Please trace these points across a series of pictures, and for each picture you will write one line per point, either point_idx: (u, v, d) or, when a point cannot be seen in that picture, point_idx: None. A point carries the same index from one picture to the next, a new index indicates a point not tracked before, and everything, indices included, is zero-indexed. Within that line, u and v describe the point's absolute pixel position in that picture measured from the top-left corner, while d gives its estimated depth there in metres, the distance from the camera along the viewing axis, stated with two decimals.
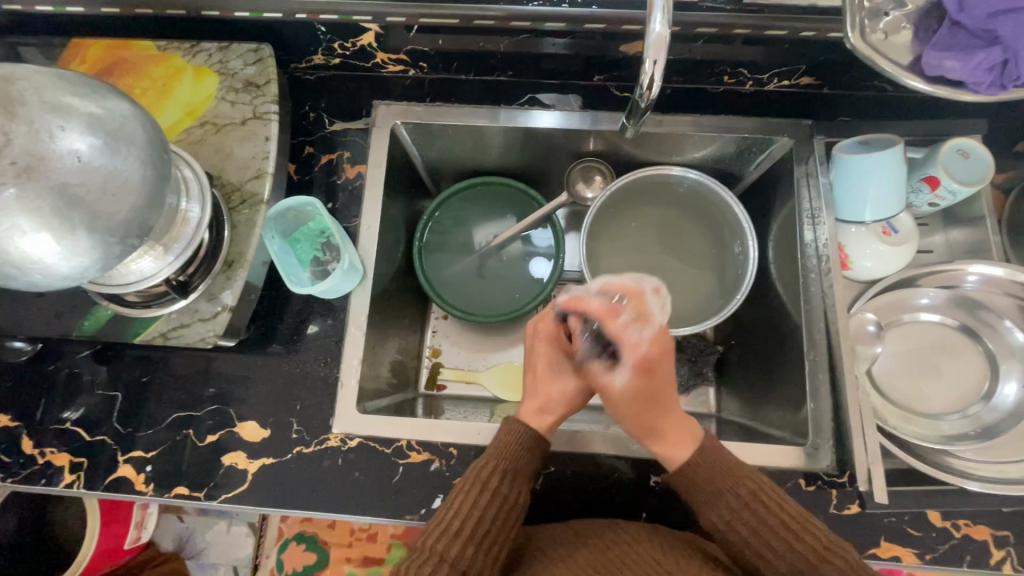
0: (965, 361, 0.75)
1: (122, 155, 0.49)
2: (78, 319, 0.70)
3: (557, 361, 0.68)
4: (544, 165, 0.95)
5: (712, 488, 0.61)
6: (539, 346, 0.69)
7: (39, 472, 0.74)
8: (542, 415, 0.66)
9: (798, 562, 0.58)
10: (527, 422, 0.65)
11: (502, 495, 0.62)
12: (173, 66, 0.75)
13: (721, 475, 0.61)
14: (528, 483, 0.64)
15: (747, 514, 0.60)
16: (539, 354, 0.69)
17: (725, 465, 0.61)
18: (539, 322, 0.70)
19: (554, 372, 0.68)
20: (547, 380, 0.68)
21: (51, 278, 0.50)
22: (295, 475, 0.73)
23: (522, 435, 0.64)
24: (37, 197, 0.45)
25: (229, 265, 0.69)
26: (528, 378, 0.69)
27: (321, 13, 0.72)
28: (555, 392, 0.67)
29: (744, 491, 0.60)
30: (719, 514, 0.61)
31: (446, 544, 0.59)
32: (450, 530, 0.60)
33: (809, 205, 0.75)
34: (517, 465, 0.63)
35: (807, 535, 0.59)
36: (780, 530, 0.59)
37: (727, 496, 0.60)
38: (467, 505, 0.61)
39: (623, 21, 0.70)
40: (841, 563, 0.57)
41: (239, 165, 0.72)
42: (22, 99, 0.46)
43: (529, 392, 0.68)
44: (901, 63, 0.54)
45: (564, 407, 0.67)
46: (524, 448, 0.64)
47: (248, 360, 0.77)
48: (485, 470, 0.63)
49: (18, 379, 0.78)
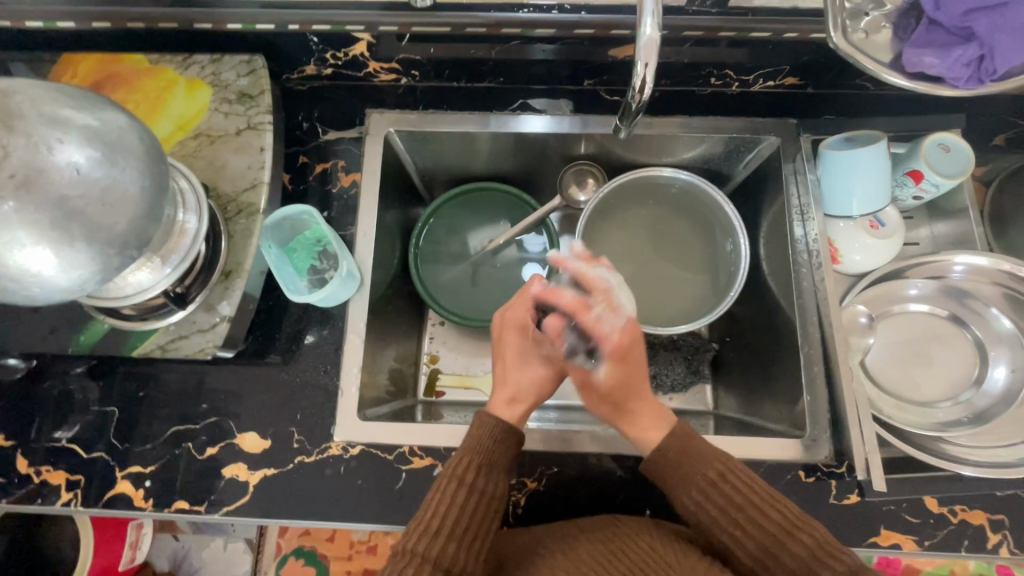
0: (955, 349, 0.77)
1: (121, 166, 0.49)
2: (73, 333, 0.69)
3: (525, 351, 0.69)
4: (537, 170, 0.96)
5: (686, 470, 0.62)
6: (508, 335, 0.69)
7: (35, 491, 0.73)
8: (513, 404, 0.67)
9: (766, 540, 0.58)
10: (499, 414, 0.66)
11: (479, 489, 0.62)
12: (166, 78, 0.75)
13: (689, 458, 0.62)
14: (504, 475, 0.64)
15: (716, 495, 0.60)
16: (509, 342, 0.69)
17: (695, 448, 0.62)
18: (507, 310, 0.70)
19: (522, 361, 0.69)
20: (515, 369, 0.68)
21: (52, 291, 0.50)
22: (298, 486, 0.73)
23: (498, 427, 0.65)
24: (37, 210, 0.45)
25: (227, 274, 0.69)
26: (498, 369, 0.70)
27: (313, 24, 0.72)
28: (524, 379, 0.68)
29: (712, 473, 0.61)
30: (689, 498, 0.61)
31: (427, 544, 0.59)
32: (430, 529, 0.60)
33: (797, 201, 0.77)
34: (492, 459, 0.63)
35: (775, 512, 0.59)
36: (747, 510, 0.59)
37: (699, 479, 0.61)
38: (445, 502, 0.61)
39: (613, 26, 0.71)
40: (809, 538, 0.58)
41: (234, 176, 0.72)
42: (21, 113, 0.46)
43: (499, 382, 0.69)
44: (882, 61, 0.56)
45: (534, 395, 0.68)
46: (496, 439, 0.64)
47: (246, 371, 0.77)
48: (461, 466, 0.63)
49: (11, 398, 0.77)
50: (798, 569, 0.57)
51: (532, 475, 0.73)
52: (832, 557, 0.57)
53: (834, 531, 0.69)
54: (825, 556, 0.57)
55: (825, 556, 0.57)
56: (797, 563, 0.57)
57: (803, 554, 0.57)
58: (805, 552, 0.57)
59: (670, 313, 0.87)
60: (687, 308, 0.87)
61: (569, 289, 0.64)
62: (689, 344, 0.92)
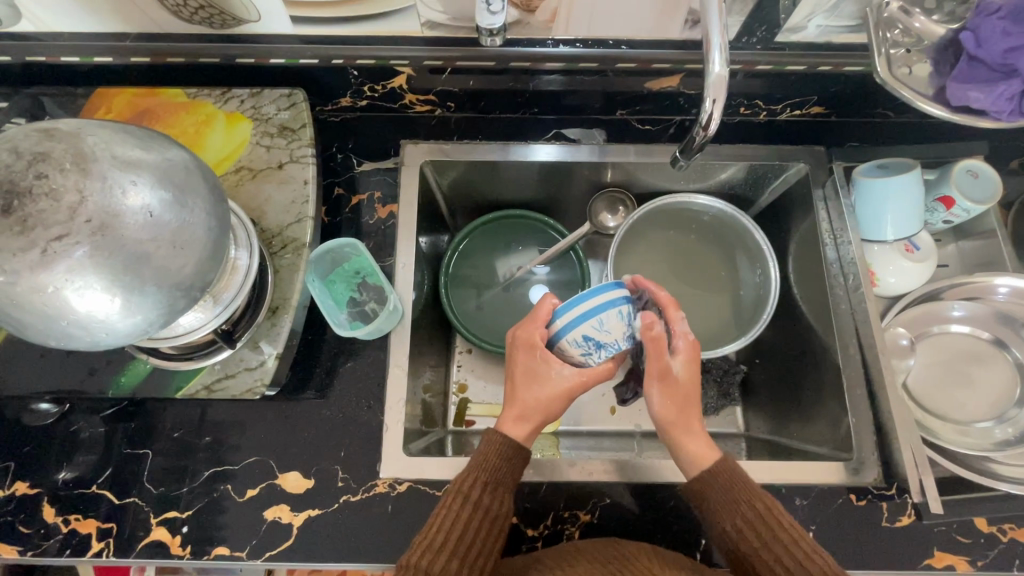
0: (996, 371, 0.78)
1: (190, 208, 0.48)
2: (112, 374, 0.67)
3: (535, 370, 0.63)
4: (566, 197, 0.97)
5: (729, 498, 0.61)
6: (517, 354, 0.64)
7: (63, 542, 0.70)
8: (519, 423, 0.64)
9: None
10: (505, 432, 0.64)
11: (483, 506, 0.61)
12: (204, 112, 0.74)
13: (736, 488, 0.61)
14: (510, 493, 0.64)
15: (761, 527, 0.59)
16: (517, 360, 0.64)
17: (742, 479, 0.62)
18: (517, 328, 0.65)
19: (531, 381, 0.64)
20: (523, 389, 0.64)
21: (115, 335, 0.48)
22: (343, 526, 0.70)
23: (500, 446, 0.64)
24: (110, 255, 0.43)
25: (273, 311, 0.68)
26: (507, 385, 0.66)
27: (358, 58, 0.72)
28: (530, 402, 0.63)
29: (759, 505, 0.60)
30: (733, 523, 0.60)
31: (430, 561, 0.58)
32: (434, 544, 0.59)
33: (828, 225, 0.80)
34: (497, 476, 0.63)
35: (817, 559, 0.57)
36: (791, 550, 0.58)
37: (745, 508, 0.60)
38: (450, 519, 0.60)
39: (654, 60, 0.73)
40: None
41: (278, 210, 0.71)
42: (94, 155, 0.45)
43: (507, 398, 0.65)
44: (925, 94, 0.60)
45: (541, 415, 0.64)
46: (500, 457, 0.63)
47: (285, 408, 0.75)
48: (466, 483, 0.62)
49: (37, 443, 0.73)
50: None
51: (586, 507, 0.72)
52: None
53: (887, 554, 0.69)
54: None
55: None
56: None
57: None
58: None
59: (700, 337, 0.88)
60: (717, 333, 0.88)
61: (577, 309, 0.59)
62: (718, 367, 0.92)
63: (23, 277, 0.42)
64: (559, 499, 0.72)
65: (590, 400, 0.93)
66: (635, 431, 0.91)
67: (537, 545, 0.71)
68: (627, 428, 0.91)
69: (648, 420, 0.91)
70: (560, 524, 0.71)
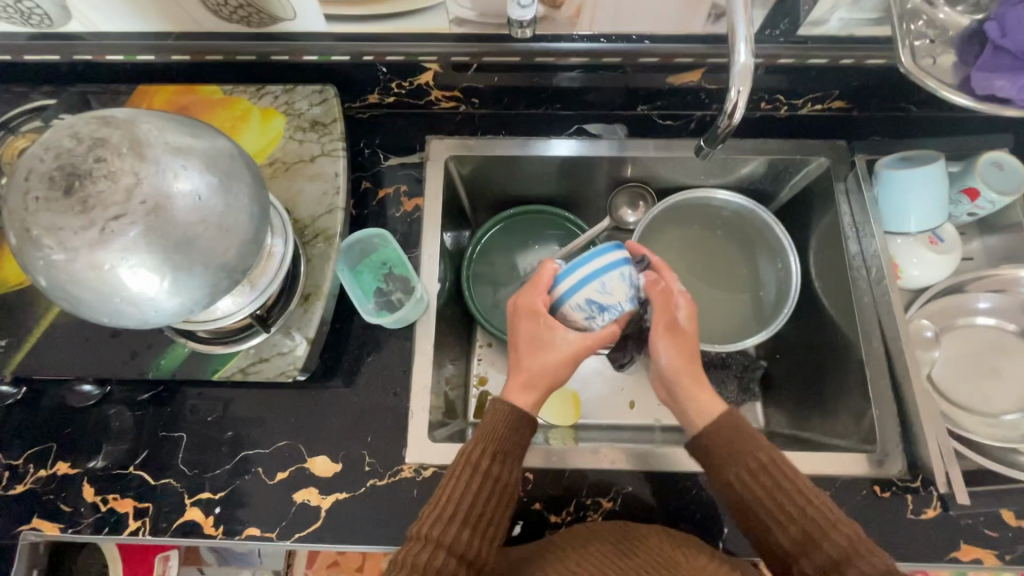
0: (1022, 362, 0.78)
1: (234, 193, 0.51)
2: (152, 358, 0.70)
3: (539, 336, 0.66)
4: (587, 193, 0.98)
5: (733, 451, 0.60)
6: (520, 321, 0.67)
7: (103, 520, 0.72)
8: (525, 390, 0.66)
9: (809, 527, 0.56)
10: (512, 399, 0.65)
11: (493, 475, 0.61)
12: (239, 108, 0.77)
13: (738, 440, 0.61)
14: (519, 462, 0.64)
15: (765, 477, 0.58)
16: (521, 329, 0.67)
17: (746, 431, 0.61)
18: (519, 296, 0.67)
19: (536, 348, 0.66)
20: (528, 356, 0.66)
21: (162, 314, 0.51)
22: (370, 509, 0.72)
23: (506, 414, 0.64)
24: (162, 236, 0.46)
25: (306, 298, 0.70)
26: (512, 354, 0.68)
27: (388, 55, 0.75)
28: (537, 367, 0.65)
29: (761, 457, 0.59)
30: (734, 474, 0.60)
31: (441, 531, 0.57)
32: (445, 514, 0.58)
33: (850, 219, 0.80)
34: (506, 444, 0.63)
35: (818, 502, 0.57)
36: (793, 496, 0.57)
37: (747, 459, 0.59)
38: (459, 489, 0.60)
39: (677, 54, 0.74)
40: (850, 532, 0.55)
41: (310, 202, 0.74)
42: (148, 141, 0.47)
43: (513, 367, 0.67)
44: (949, 82, 0.60)
45: (547, 380, 0.66)
46: (508, 427, 0.63)
47: (313, 395, 0.77)
48: (475, 453, 0.62)
49: (79, 424, 0.76)
50: (835, 559, 0.54)
51: (608, 494, 0.72)
52: (868, 555, 0.53)
53: (912, 546, 0.68)
54: (867, 552, 0.53)
55: (864, 552, 0.53)
56: (834, 553, 0.54)
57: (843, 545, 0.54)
58: (843, 545, 0.54)
59: (720, 331, 0.89)
60: (736, 327, 0.89)
61: (578, 274, 0.62)
62: (738, 362, 0.92)
63: (83, 255, 0.44)
64: (582, 486, 0.73)
65: (609, 393, 0.94)
66: (655, 424, 0.91)
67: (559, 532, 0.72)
68: (646, 422, 0.92)
69: (667, 413, 0.92)
70: (583, 511, 0.72)
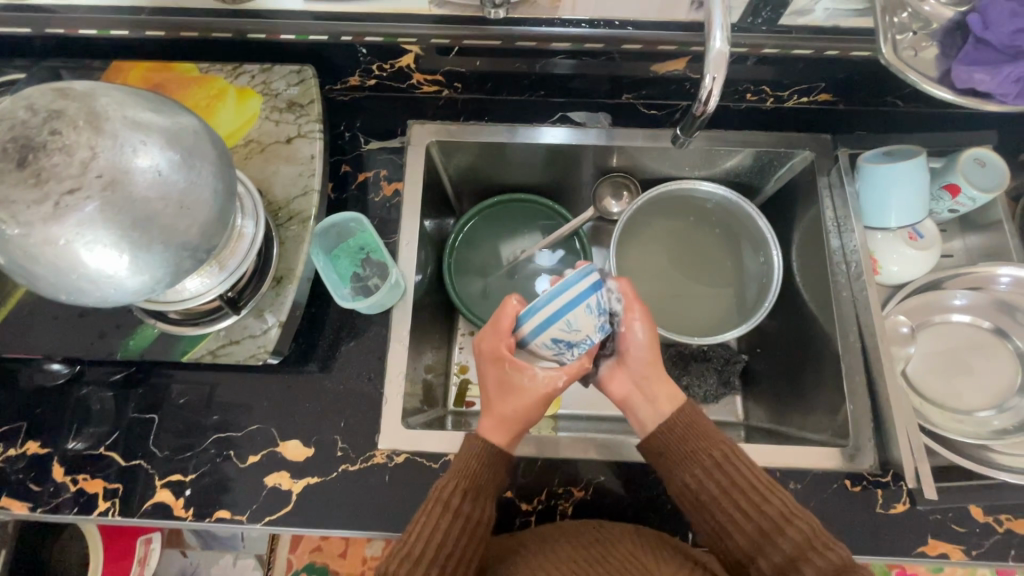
0: (997, 360, 0.79)
1: (197, 169, 0.50)
2: (122, 338, 0.69)
3: (505, 381, 0.63)
4: (571, 182, 0.97)
5: (688, 449, 0.62)
6: (487, 367, 0.63)
7: (72, 500, 0.72)
8: (498, 435, 0.64)
9: (763, 524, 0.58)
10: (485, 442, 0.64)
11: (464, 514, 0.60)
12: (215, 87, 0.76)
13: (695, 438, 0.63)
14: (491, 499, 0.63)
15: (717, 474, 0.61)
16: (487, 373, 0.64)
17: (701, 429, 0.63)
18: (481, 341, 0.63)
19: (504, 392, 0.64)
20: (497, 402, 0.64)
21: (124, 292, 0.50)
22: (342, 494, 0.72)
23: (479, 454, 0.63)
24: (120, 212, 0.45)
25: (278, 280, 0.69)
26: (483, 397, 0.66)
27: (367, 36, 0.74)
28: (508, 413, 0.64)
29: (717, 453, 0.62)
30: (691, 474, 0.61)
31: (409, 569, 0.58)
32: (414, 555, 0.59)
33: (832, 213, 0.79)
34: (478, 484, 0.62)
35: (773, 498, 0.59)
36: (746, 492, 0.60)
37: (702, 457, 0.62)
38: (429, 526, 0.60)
39: (660, 41, 0.73)
40: (803, 524, 0.57)
41: (286, 184, 0.73)
42: (106, 115, 0.46)
43: (484, 409, 0.65)
44: (930, 75, 0.59)
45: (520, 423, 0.64)
46: (482, 464, 0.63)
47: (288, 379, 0.76)
48: (446, 491, 0.62)
49: (50, 403, 0.76)
50: (791, 555, 0.56)
51: (580, 484, 0.72)
52: (823, 547, 0.55)
53: (881, 540, 0.69)
54: (820, 546, 0.55)
55: (818, 544, 0.55)
56: (789, 547, 0.56)
57: (797, 540, 0.56)
58: (798, 537, 0.56)
59: (701, 324, 0.89)
60: (717, 320, 0.89)
61: (541, 313, 0.55)
62: (719, 355, 0.91)
63: (37, 229, 0.44)
64: (553, 475, 0.73)
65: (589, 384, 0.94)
66: None
67: (530, 520, 0.72)
68: (625, 413, 0.92)
69: None
70: (555, 500, 0.72)
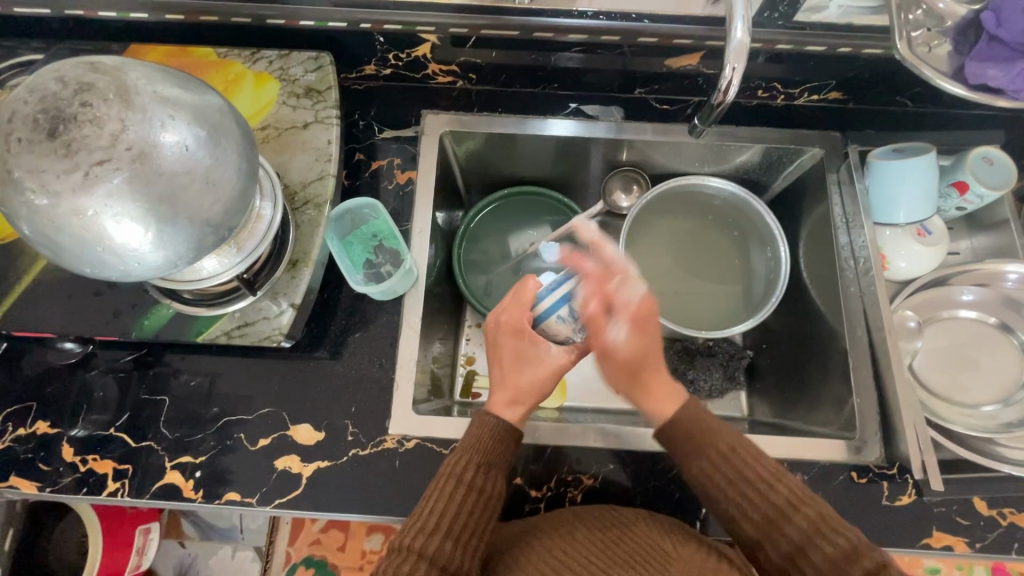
0: (1002, 354, 0.80)
1: (223, 147, 0.50)
2: (136, 318, 0.69)
3: (523, 352, 0.67)
4: (581, 176, 0.98)
5: (695, 444, 0.62)
6: (503, 338, 0.67)
7: (81, 480, 0.72)
8: (513, 407, 0.66)
9: (771, 513, 0.58)
10: (498, 414, 0.65)
11: (477, 487, 0.61)
12: (233, 72, 0.76)
13: (700, 432, 0.62)
14: (502, 472, 0.64)
15: (724, 466, 0.61)
16: (504, 345, 0.67)
17: (707, 422, 0.63)
18: (501, 315, 0.68)
19: (520, 364, 0.67)
20: (513, 372, 0.67)
21: (145, 269, 0.50)
22: (351, 478, 0.72)
23: (492, 429, 0.64)
24: (147, 184, 0.45)
25: (293, 264, 0.70)
26: (496, 371, 0.68)
27: (385, 23, 0.74)
28: (523, 384, 0.66)
29: (722, 445, 0.61)
30: (699, 466, 0.61)
31: (424, 541, 0.58)
32: (428, 526, 0.59)
33: (841, 210, 0.80)
34: (491, 458, 0.63)
35: (779, 486, 0.59)
36: (755, 483, 0.59)
37: (709, 449, 0.61)
38: (442, 502, 0.60)
39: (675, 35, 0.74)
40: (811, 512, 0.57)
41: (302, 168, 0.73)
42: (135, 89, 0.46)
43: (498, 384, 0.67)
44: (943, 71, 0.60)
45: (534, 397, 0.67)
46: (493, 439, 0.63)
47: (298, 364, 0.76)
48: (458, 465, 0.62)
49: (60, 383, 0.76)
50: (799, 543, 0.57)
51: (589, 472, 0.73)
52: (833, 533, 0.56)
53: (887, 532, 0.69)
54: (829, 531, 0.56)
55: (826, 531, 0.56)
56: (797, 536, 0.57)
57: (805, 528, 0.57)
58: (805, 526, 0.57)
59: (707, 318, 0.90)
60: (723, 314, 0.90)
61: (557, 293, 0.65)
62: (724, 351, 0.92)
63: (66, 200, 0.44)
64: (563, 462, 0.73)
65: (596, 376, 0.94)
66: None
67: (539, 506, 0.72)
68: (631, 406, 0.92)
69: None
70: (564, 487, 0.72)
